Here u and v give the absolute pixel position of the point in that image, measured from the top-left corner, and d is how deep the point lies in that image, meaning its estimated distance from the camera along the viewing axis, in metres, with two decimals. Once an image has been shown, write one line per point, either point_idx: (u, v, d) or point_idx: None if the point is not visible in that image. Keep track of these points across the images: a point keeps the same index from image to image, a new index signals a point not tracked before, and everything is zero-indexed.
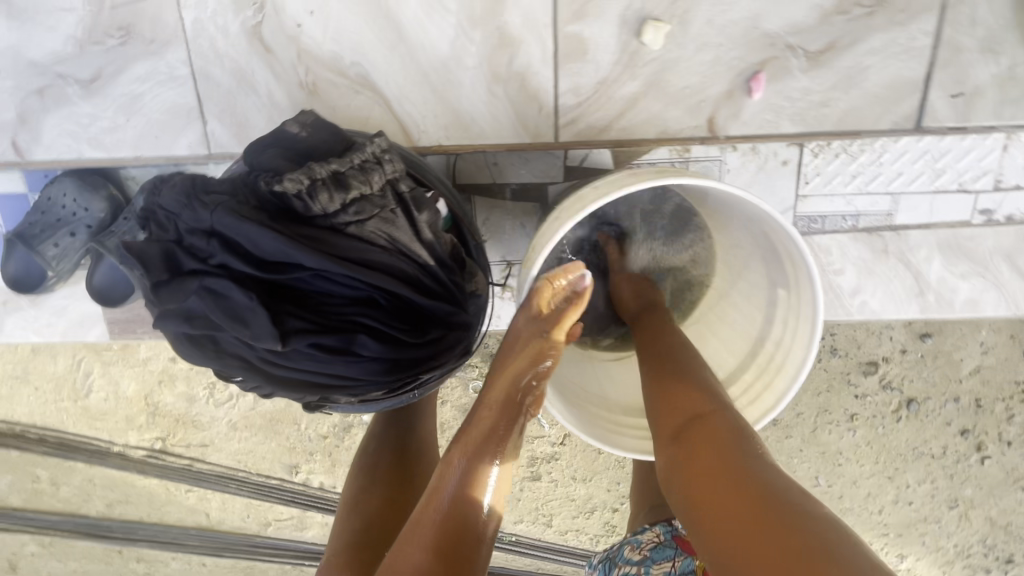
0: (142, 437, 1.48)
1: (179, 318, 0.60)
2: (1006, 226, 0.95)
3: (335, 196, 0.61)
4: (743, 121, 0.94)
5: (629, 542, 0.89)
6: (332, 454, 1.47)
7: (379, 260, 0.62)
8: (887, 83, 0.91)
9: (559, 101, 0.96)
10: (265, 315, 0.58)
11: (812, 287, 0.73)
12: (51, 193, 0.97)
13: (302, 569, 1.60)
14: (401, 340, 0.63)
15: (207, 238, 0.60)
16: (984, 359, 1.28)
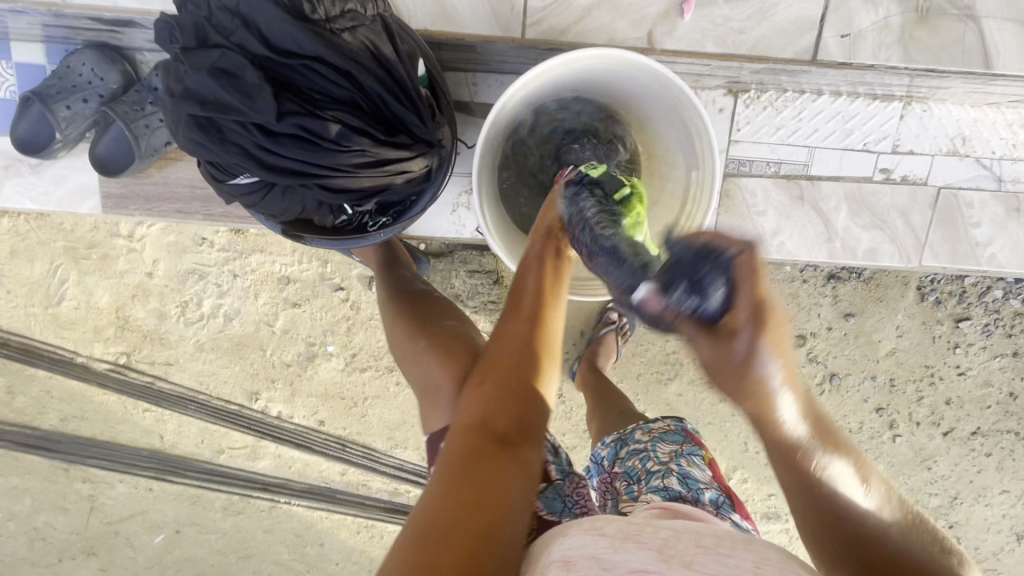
0: (107, 349, 1.51)
1: (188, 98, 0.63)
2: (901, 184, 1.09)
3: (338, 2, 0.65)
4: (676, 38, 1.03)
5: (641, 427, 1.01)
6: (293, 383, 1.52)
7: (366, 65, 0.65)
8: (792, 18, 1.02)
9: (529, 1, 1.03)
10: (269, 95, 0.62)
11: (714, 163, 0.89)
12: (70, 62, 1.04)
13: (249, 501, 1.63)
14: (377, 145, 0.66)
15: (229, 19, 0.63)
16: (899, 342, 1.43)
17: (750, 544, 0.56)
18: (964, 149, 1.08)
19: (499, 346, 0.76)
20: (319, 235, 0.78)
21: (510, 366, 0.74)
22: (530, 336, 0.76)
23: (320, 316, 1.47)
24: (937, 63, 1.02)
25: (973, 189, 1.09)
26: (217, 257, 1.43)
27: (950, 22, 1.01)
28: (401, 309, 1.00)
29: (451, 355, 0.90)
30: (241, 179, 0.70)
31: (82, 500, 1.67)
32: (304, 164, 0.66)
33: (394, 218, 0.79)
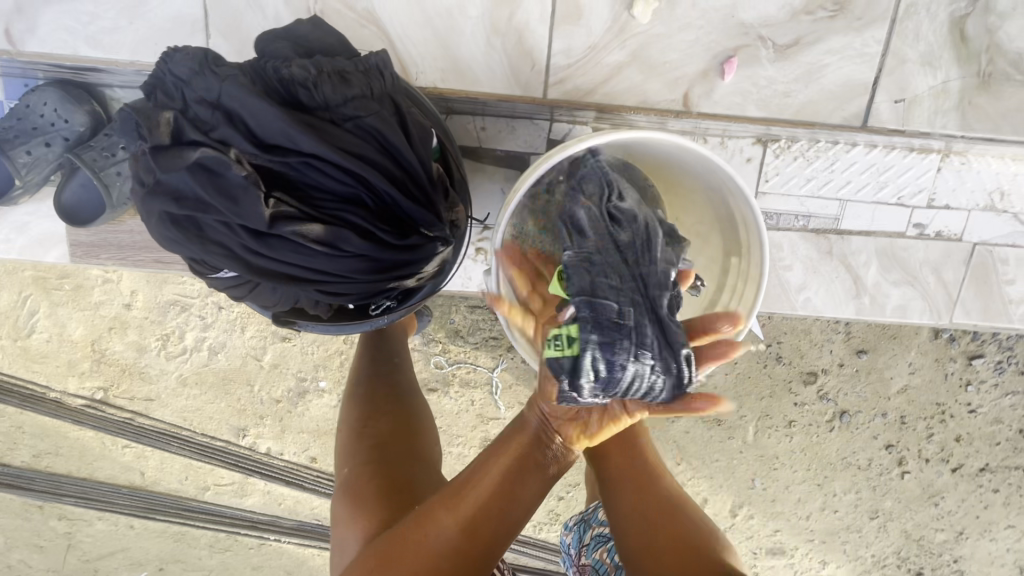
0: (83, 384, 1.42)
1: (162, 194, 0.55)
2: (935, 240, 1.04)
3: (340, 88, 0.58)
4: (714, 101, 0.98)
5: (601, 507, 0.92)
6: (283, 420, 1.44)
7: (370, 159, 0.58)
8: (841, 82, 0.97)
9: (553, 59, 0.98)
10: (258, 195, 0.54)
11: (761, 249, 0.79)
12: (30, 100, 0.94)
13: (236, 538, 1.56)
14: (384, 247, 0.59)
15: (210, 110, 0.55)
16: (911, 379, 1.39)
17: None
18: (1002, 204, 1.03)
19: (410, 533, 0.67)
20: (313, 322, 0.70)
21: (414, 563, 0.65)
22: (452, 540, 0.66)
23: (312, 351, 1.39)
24: (996, 132, 0.98)
25: (1009, 245, 1.05)
26: (199, 288, 1.34)
27: (1012, 88, 0.97)
28: (353, 406, 0.91)
29: (369, 484, 0.78)
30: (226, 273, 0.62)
31: (58, 537, 1.58)
32: (301, 268, 0.58)
33: (399, 301, 0.70)
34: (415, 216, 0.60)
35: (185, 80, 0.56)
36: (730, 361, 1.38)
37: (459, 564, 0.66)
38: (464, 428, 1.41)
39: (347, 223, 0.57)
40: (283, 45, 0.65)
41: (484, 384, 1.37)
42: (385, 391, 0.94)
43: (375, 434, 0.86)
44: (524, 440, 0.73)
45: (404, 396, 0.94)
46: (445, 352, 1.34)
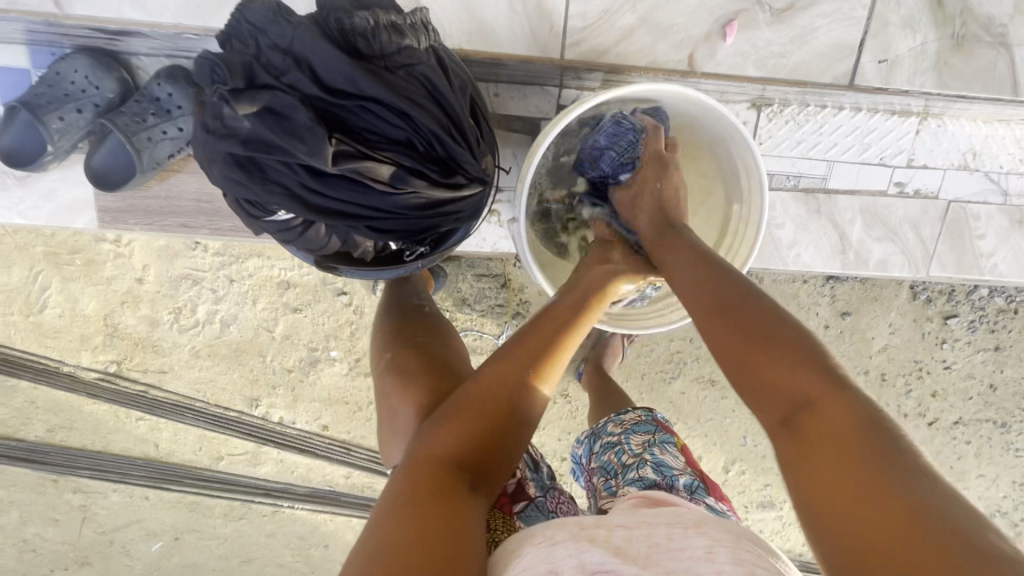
0: (96, 358, 1.45)
1: (229, 136, 0.59)
2: (913, 198, 1.12)
3: (395, 38, 0.63)
4: (717, 61, 1.04)
5: (612, 419, 0.91)
6: (295, 389, 1.49)
7: (423, 104, 0.62)
8: (832, 44, 1.03)
9: (569, 22, 1.02)
10: (323, 135, 0.58)
11: (761, 192, 0.93)
12: (60, 68, 0.97)
13: (249, 506, 1.61)
14: (432, 187, 0.64)
15: (283, 55, 0.59)
16: (891, 339, 1.48)
17: (701, 527, 0.55)
18: (975, 163, 1.10)
19: (484, 382, 0.73)
20: (353, 267, 0.75)
21: (489, 403, 0.71)
22: (524, 377, 0.74)
23: (323, 322, 1.43)
24: (970, 89, 1.05)
25: (981, 203, 1.13)
26: (211, 262, 1.38)
27: (984, 49, 1.04)
28: (386, 319, 0.96)
29: (417, 374, 0.83)
30: (279, 215, 0.66)
31: (74, 510, 1.62)
32: (355, 207, 0.63)
33: (431, 249, 0.75)
34: (461, 160, 0.65)
35: (262, 29, 0.60)
36: None
37: (529, 400, 0.73)
38: None
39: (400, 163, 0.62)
40: None
41: (489, 349, 1.43)
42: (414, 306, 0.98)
43: (412, 339, 0.90)
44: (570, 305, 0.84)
45: (432, 317, 0.97)
46: (453, 319, 1.39)
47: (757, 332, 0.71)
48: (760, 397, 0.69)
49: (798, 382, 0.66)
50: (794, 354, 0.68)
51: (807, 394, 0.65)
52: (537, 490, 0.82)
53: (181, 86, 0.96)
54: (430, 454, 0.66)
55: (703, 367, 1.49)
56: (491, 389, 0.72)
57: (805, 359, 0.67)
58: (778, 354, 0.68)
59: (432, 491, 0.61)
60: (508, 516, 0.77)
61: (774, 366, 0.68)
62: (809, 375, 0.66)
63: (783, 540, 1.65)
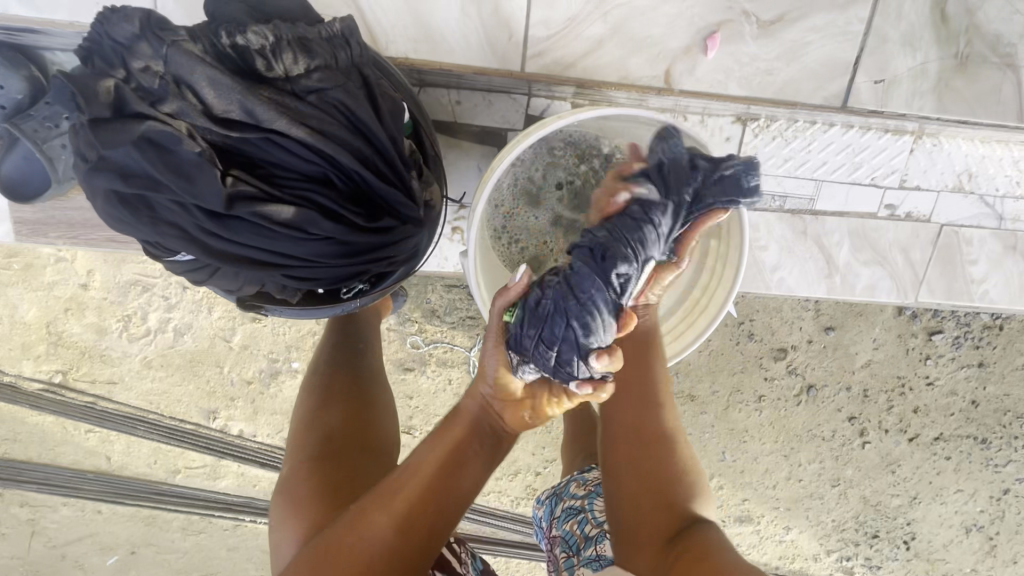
0: (39, 368, 1.35)
1: (110, 171, 0.52)
2: (904, 221, 1.07)
3: (300, 58, 0.55)
4: (697, 78, 0.97)
5: (573, 479, 0.89)
6: (255, 402, 1.41)
7: (335, 134, 0.55)
8: (823, 61, 0.97)
9: (532, 31, 0.94)
10: (217, 172, 0.51)
11: (741, 235, 0.84)
12: None
13: (210, 519, 1.54)
14: (355, 229, 0.57)
15: (160, 79, 0.52)
16: (875, 355, 1.44)
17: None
18: (970, 185, 1.05)
19: (350, 535, 0.65)
20: (282, 307, 0.68)
21: (352, 562, 0.63)
22: (393, 528, 0.65)
23: (283, 332, 1.35)
24: (971, 114, 0.99)
25: (974, 226, 1.08)
26: (161, 268, 1.29)
27: (988, 70, 0.98)
28: (307, 398, 0.90)
29: (311, 495, 0.76)
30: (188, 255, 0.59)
31: (22, 524, 1.53)
32: (268, 253, 0.55)
33: (371, 285, 0.68)
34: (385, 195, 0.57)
35: (127, 47, 0.53)
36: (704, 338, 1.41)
37: (399, 552, 0.65)
38: (442, 407, 1.39)
39: (312, 203, 0.55)
40: (239, 8, 0.60)
41: (461, 363, 1.36)
42: (339, 384, 0.91)
43: (326, 428, 0.84)
44: (464, 433, 0.71)
45: (364, 381, 0.93)
46: (421, 331, 1.32)
47: (643, 452, 0.78)
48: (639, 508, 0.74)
49: (670, 508, 0.73)
50: (661, 482, 0.75)
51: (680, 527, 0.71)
52: None
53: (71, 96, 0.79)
54: None
55: (682, 381, 1.44)
56: (357, 550, 0.64)
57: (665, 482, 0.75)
58: (655, 468, 0.76)
59: None
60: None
61: (649, 486, 0.75)
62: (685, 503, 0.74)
63: (760, 553, 1.63)
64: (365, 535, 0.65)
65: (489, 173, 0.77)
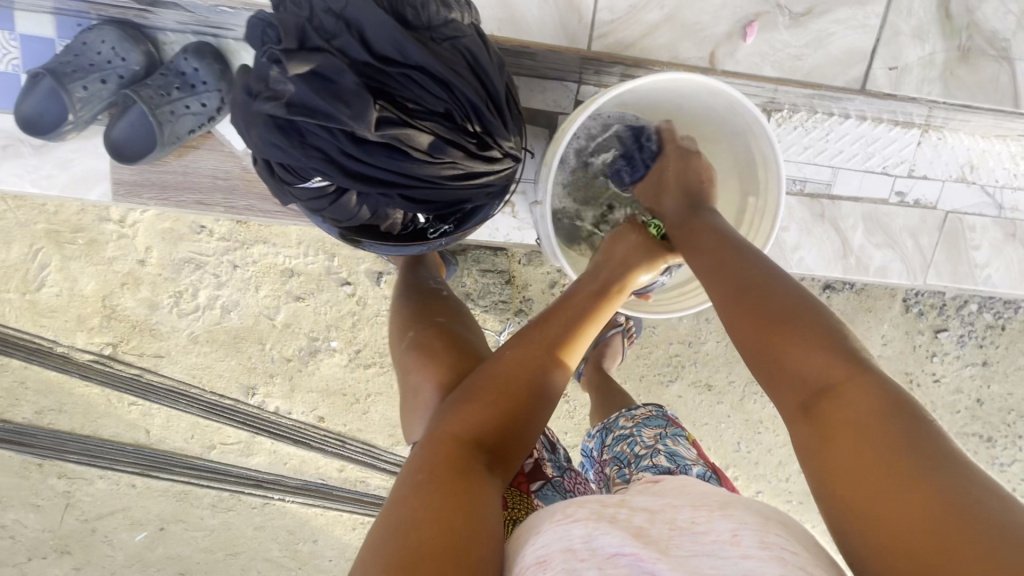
0: (91, 340, 1.43)
1: (272, 96, 0.60)
2: (914, 207, 1.16)
3: (442, 11, 0.65)
4: (737, 60, 1.06)
5: (623, 413, 0.93)
6: (292, 379, 1.48)
7: (464, 75, 0.64)
8: (845, 50, 1.06)
9: (597, 15, 1.03)
10: (370, 100, 0.59)
11: (778, 187, 0.95)
12: (87, 37, 0.97)
13: (239, 497, 1.59)
14: (468, 157, 0.65)
15: (337, 20, 0.61)
16: (884, 350, 1.51)
17: (727, 509, 0.55)
18: (972, 176, 1.15)
19: (503, 366, 0.73)
20: (381, 241, 0.75)
21: (510, 390, 0.71)
22: (544, 362, 0.74)
23: (325, 311, 1.43)
24: (971, 100, 1.09)
25: (977, 214, 1.17)
26: (215, 247, 1.38)
27: (985, 62, 1.08)
28: (404, 305, 0.96)
29: (439, 360, 0.83)
30: (315, 182, 0.66)
31: (56, 497, 1.58)
32: (393, 174, 0.64)
33: (455, 227, 0.77)
34: (497, 131, 0.66)
35: None
36: (722, 329, 1.48)
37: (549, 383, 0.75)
38: None
39: (439, 131, 0.63)
40: None
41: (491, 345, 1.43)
42: (433, 293, 0.98)
43: (436, 320, 0.91)
44: (591, 295, 0.84)
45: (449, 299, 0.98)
46: None
47: (758, 315, 0.72)
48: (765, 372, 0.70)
49: (814, 362, 0.66)
50: (806, 333, 0.68)
51: (829, 378, 0.64)
52: (554, 472, 0.84)
53: (209, 63, 0.99)
54: (447, 440, 0.66)
55: (700, 371, 1.51)
56: (512, 378, 0.72)
57: (815, 337, 0.67)
58: (782, 331, 0.69)
59: (454, 478, 0.61)
60: (524, 492, 0.77)
61: (790, 353, 0.68)
62: (815, 351, 0.66)
63: None
64: (519, 368, 0.73)
65: (563, 128, 0.88)
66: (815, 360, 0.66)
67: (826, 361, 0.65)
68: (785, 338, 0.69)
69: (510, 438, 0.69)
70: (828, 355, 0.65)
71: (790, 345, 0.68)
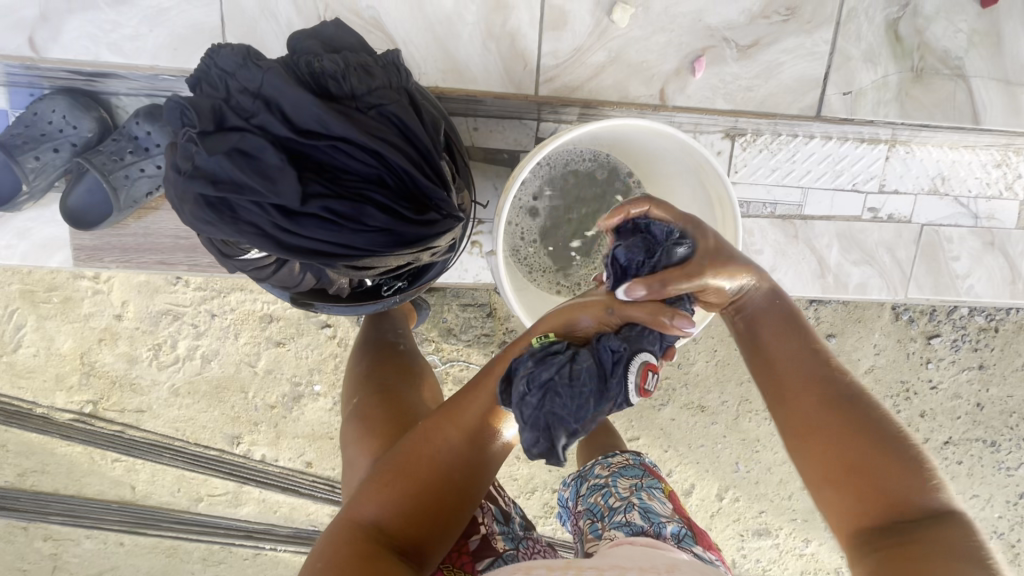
0: (71, 398, 1.41)
1: (199, 178, 0.59)
2: (888, 221, 1.15)
3: (364, 79, 0.64)
4: (687, 95, 1.06)
5: (599, 461, 0.89)
6: (277, 426, 1.45)
7: (392, 142, 0.63)
8: (796, 78, 1.06)
9: (543, 60, 1.04)
10: (294, 174, 0.59)
11: (735, 228, 0.92)
12: (38, 108, 0.97)
13: (230, 549, 1.55)
14: (404, 221, 0.64)
15: (254, 98, 0.61)
16: (877, 361, 1.49)
17: (674, 573, 0.53)
18: (944, 188, 1.14)
19: (415, 445, 0.70)
20: (333, 304, 0.75)
21: (417, 469, 0.69)
22: (452, 443, 0.70)
23: (306, 356, 1.42)
24: (930, 120, 1.08)
25: (953, 225, 1.16)
26: (192, 297, 1.36)
27: (940, 80, 1.07)
28: (361, 358, 0.96)
29: (376, 423, 0.82)
30: (252, 253, 0.67)
31: (44, 559, 1.55)
32: (330, 244, 0.63)
33: (409, 283, 0.79)
34: (432, 192, 0.66)
35: (232, 71, 0.61)
36: (711, 349, 1.45)
37: (464, 468, 0.70)
38: None
39: (372, 200, 0.63)
40: (312, 43, 0.68)
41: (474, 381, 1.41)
42: (388, 347, 0.97)
43: (382, 383, 0.89)
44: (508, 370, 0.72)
45: (408, 356, 0.97)
46: (438, 350, 1.38)
47: (856, 428, 0.66)
48: (842, 482, 0.65)
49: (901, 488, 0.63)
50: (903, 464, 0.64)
51: (892, 489, 0.63)
52: (506, 543, 0.81)
53: (161, 125, 0.97)
54: (350, 523, 0.66)
55: (691, 393, 1.48)
56: (420, 456, 0.69)
57: (909, 467, 0.63)
58: (875, 451, 0.65)
59: (347, 570, 0.60)
60: (467, 575, 0.74)
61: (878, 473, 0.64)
62: (912, 490, 0.62)
63: (781, 569, 1.62)
64: (432, 447, 0.70)
65: (511, 179, 0.87)
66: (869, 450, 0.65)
67: (887, 456, 0.64)
68: (847, 419, 0.67)
69: (420, 515, 0.67)
70: (892, 458, 0.64)
71: (846, 425, 0.67)
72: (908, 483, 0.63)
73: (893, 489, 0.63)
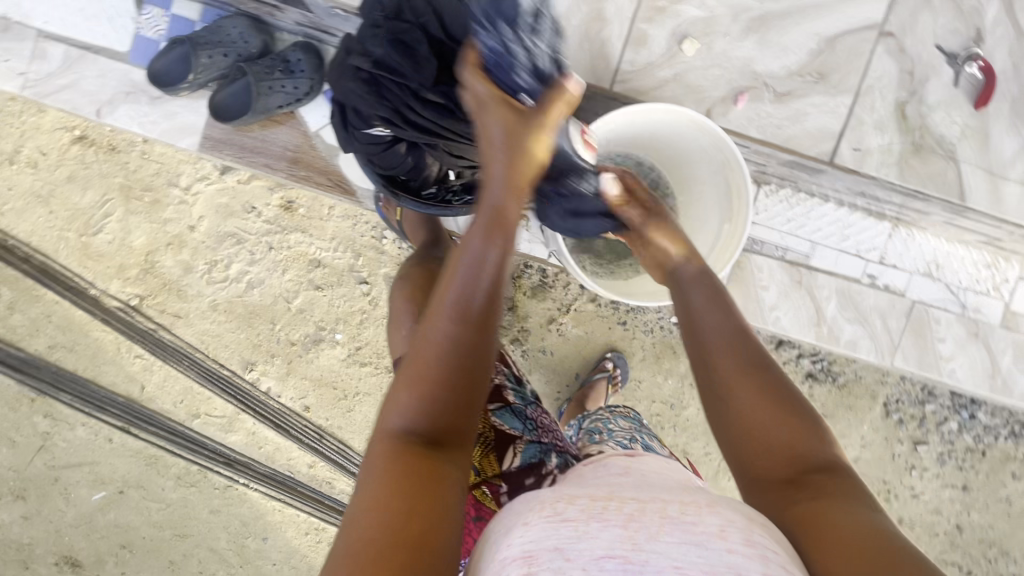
0: (123, 288, 1.55)
1: (369, 58, 0.90)
2: (885, 290, 1.35)
3: None
4: (728, 119, 1.25)
5: (605, 406, 1.04)
6: (290, 362, 1.56)
7: None
8: (815, 127, 1.25)
9: (621, 64, 1.24)
10: (433, 67, 0.89)
11: (747, 217, 1.09)
12: (224, 23, 1.29)
13: (207, 474, 1.60)
14: None
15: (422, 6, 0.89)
16: (862, 452, 1.53)
17: (715, 507, 0.55)
18: (936, 272, 1.35)
19: (418, 351, 0.67)
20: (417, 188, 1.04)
21: (428, 365, 0.65)
22: (459, 327, 0.67)
23: (338, 304, 1.55)
24: (920, 189, 1.27)
25: (942, 308, 1.36)
26: (258, 227, 1.53)
27: (937, 158, 1.26)
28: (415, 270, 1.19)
29: None
30: (377, 130, 0.97)
31: (35, 436, 1.61)
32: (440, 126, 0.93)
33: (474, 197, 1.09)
34: None
35: None
36: None
37: (467, 351, 0.66)
38: None
39: None
40: None
41: None
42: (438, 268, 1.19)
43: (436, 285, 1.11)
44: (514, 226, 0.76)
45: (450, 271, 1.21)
46: None
47: (761, 390, 0.75)
48: (749, 440, 0.72)
49: (792, 442, 0.70)
50: (790, 419, 0.72)
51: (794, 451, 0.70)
52: (515, 398, 0.98)
53: (310, 58, 1.30)
54: (384, 434, 0.64)
55: (678, 436, 1.53)
56: (430, 346, 0.66)
57: (800, 425, 0.72)
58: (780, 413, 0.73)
59: (390, 477, 0.59)
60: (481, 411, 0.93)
61: (767, 426, 0.72)
62: (804, 445, 0.70)
63: None
64: (441, 334, 0.67)
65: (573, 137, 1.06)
66: (772, 411, 0.73)
67: (790, 420, 0.72)
68: (754, 385, 0.75)
69: (442, 398, 0.65)
70: (797, 424, 0.72)
71: (758, 389, 0.75)
72: (807, 443, 0.70)
73: (787, 444, 0.70)
